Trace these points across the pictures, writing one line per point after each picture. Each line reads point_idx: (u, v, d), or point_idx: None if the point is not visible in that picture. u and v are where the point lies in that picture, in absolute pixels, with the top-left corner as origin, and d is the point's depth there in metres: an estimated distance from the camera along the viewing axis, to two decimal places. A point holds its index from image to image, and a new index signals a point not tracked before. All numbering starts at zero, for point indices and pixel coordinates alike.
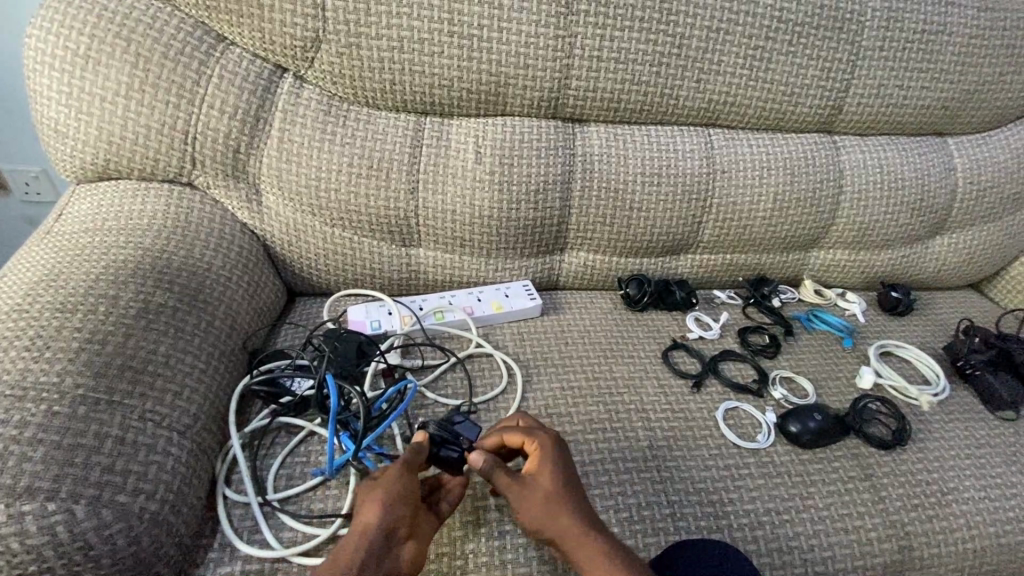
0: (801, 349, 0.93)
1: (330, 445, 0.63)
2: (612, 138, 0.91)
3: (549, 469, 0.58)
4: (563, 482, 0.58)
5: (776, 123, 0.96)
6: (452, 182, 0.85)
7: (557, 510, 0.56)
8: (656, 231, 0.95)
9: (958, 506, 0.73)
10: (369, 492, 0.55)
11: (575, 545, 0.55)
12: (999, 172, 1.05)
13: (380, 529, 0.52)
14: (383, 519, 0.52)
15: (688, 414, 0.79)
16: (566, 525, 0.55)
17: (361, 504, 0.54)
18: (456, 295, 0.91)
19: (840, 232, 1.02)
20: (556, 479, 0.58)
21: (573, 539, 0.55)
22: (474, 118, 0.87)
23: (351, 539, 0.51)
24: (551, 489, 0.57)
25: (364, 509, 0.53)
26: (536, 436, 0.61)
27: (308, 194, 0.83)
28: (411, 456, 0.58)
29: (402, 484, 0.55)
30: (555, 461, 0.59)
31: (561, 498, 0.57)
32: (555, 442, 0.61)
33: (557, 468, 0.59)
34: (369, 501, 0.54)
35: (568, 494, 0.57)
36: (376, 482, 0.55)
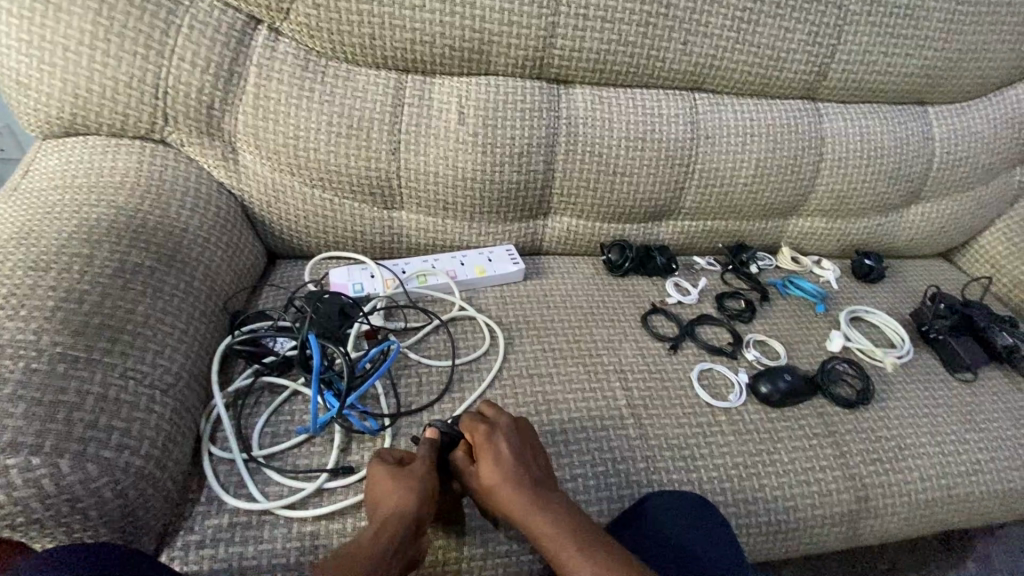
0: (776, 314, 0.96)
1: (313, 402, 0.64)
2: (597, 100, 0.90)
3: (489, 460, 0.60)
4: (505, 468, 0.60)
5: (761, 88, 0.96)
6: (435, 143, 0.84)
7: (499, 496, 0.59)
8: (639, 197, 0.95)
9: (913, 460, 0.77)
10: (389, 483, 0.58)
11: (524, 526, 0.57)
12: (975, 143, 1.07)
13: (409, 520, 0.55)
14: (409, 509, 0.56)
15: (664, 375, 0.82)
16: (514, 509, 0.58)
17: (381, 494, 0.58)
18: (439, 258, 0.91)
19: (819, 200, 1.04)
20: (495, 467, 0.60)
21: (520, 522, 0.58)
22: (457, 77, 0.85)
23: (374, 527, 0.54)
24: (489, 478, 0.60)
25: (385, 498, 0.57)
26: (475, 426, 0.64)
27: (287, 153, 0.82)
28: (421, 452, 0.62)
29: (425, 479, 0.59)
30: (490, 451, 0.61)
31: (500, 486, 0.59)
32: (489, 434, 0.62)
33: (493, 457, 0.61)
34: (394, 491, 0.57)
35: (514, 478, 0.59)
36: (391, 472, 0.59)
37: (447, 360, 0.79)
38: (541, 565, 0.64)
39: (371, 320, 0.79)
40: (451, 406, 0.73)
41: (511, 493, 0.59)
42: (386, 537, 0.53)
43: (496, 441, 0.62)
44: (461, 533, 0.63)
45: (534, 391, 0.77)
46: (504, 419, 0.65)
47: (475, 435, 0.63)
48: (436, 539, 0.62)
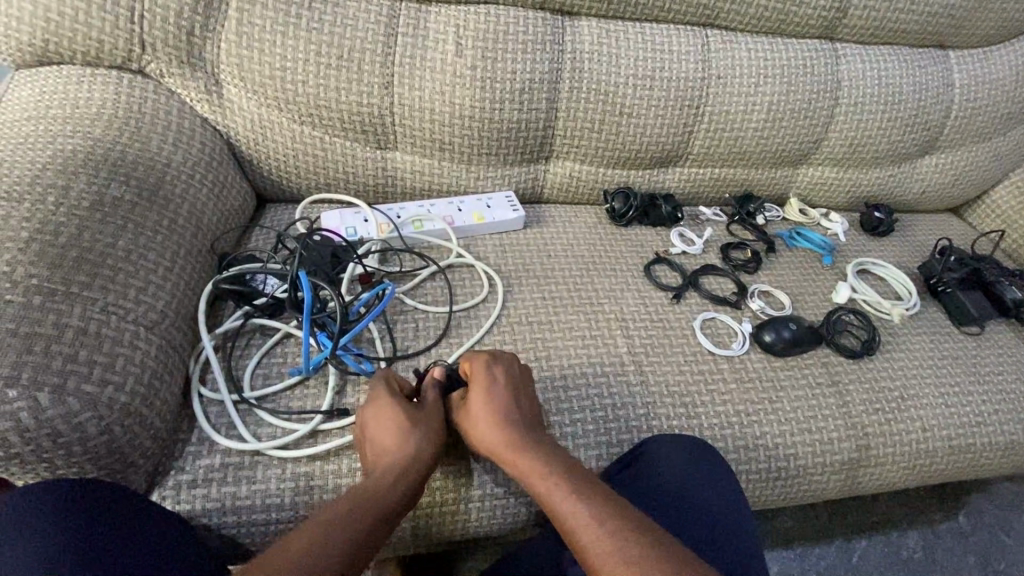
0: (782, 266, 0.93)
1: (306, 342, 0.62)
2: (603, 34, 0.84)
3: (480, 394, 0.60)
4: (501, 405, 0.59)
5: (777, 26, 0.90)
6: (431, 78, 0.79)
7: (491, 432, 0.57)
8: (645, 141, 0.91)
9: (916, 410, 0.76)
10: (401, 427, 0.56)
11: (515, 463, 0.56)
12: (996, 90, 1.02)
13: (422, 470, 0.55)
14: (421, 459, 0.55)
15: (667, 323, 0.80)
16: (497, 443, 0.57)
17: (389, 437, 0.55)
18: (435, 203, 0.88)
19: (831, 148, 1.00)
20: (489, 401, 0.59)
21: (511, 458, 0.56)
22: (455, 5, 0.80)
23: (387, 475, 0.53)
24: (483, 412, 0.59)
25: (398, 442, 0.55)
26: (472, 360, 0.62)
27: (274, 86, 0.77)
28: (427, 395, 0.62)
29: (435, 430, 0.58)
30: (487, 384, 0.60)
31: (494, 420, 0.58)
32: (485, 365, 0.61)
33: (489, 392, 0.60)
34: (408, 437, 0.55)
35: (508, 414, 0.58)
36: (403, 413, 0.57)
37: (444, 306, 0.76)
38: (539, 507, 0.64)
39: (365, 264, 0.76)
40: (448, 351, 0.71)
41: (505, 428, 0.57)
42: (400, 489, 0.52)
43: (493, 372, 0.61)
44: (458, 475, 0.62)
45: (533, 337, 0.75)
46: (505, 356, 0.64)
47: (473, 368, 0.62)
48: (433, 480, 0.61)
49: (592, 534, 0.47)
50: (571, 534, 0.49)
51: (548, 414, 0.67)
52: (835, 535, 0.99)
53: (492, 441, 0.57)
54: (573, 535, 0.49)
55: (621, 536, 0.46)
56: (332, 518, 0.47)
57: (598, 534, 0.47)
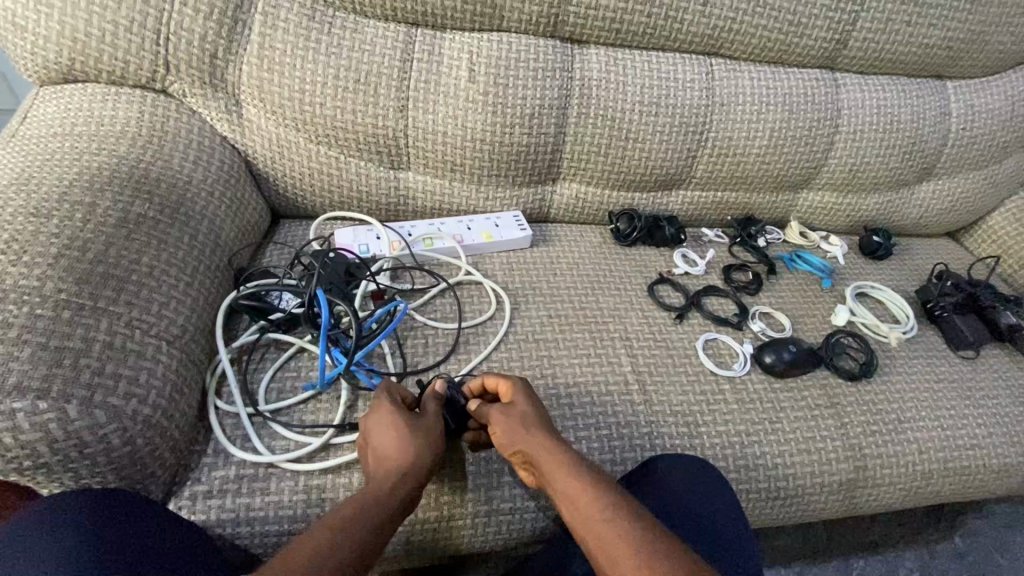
0: (782, 288, 0.95)
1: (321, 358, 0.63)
2: (611, 62, 0.87)
3: (521, 404, 0.61)
4: (536, 416, 0.60)
5: (779, 55, 0.93)
6: (444, 102, 0.82)
7: (524, 435, 0.58)
8: (650, 164, 0.93)
9: (912, 433, 0.78)
10: (403, 433, 0.57)
11: (547, 464, 0.56)
12: (991, 120, 1.05)
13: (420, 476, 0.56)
14: (418, 467, 0.56)
15: (670, 343, 0.82)
16: (535, 445, 0.57)
17: (393, 443, 0.57)
18: (445, 222, 0.90)
19: (831, 173, 1.02)
20: (527, 412, 0.61)
21: (543, 460, 0.56)
22: (469, 33, 0.83)
23: (386, 482, 0.54)
24: (520, 417, 0.60)
25: (397, 450, 0.56)
26: (506, 378, 0.64)
27: (292, 107, 0.79)
28: (429, 406, 0.62)
29: (437, 440, 0.59)
30: (525, 397, 0.62)
31: (530, 426, 0.59)
32: (523, 383, 0.64)
33: (527, 404, 0.61)
34: (408, 445, 0.56)
35: (543, 426, 0.60)
36: (407, 423, 0.58)
37: (453, 323, 0.78)
38: (544, 522, 0.65)
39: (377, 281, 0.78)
40: (457, 367, 0.73)
41: (541, 434, 0.58)
42: (398, 495, 0.54)
43: (529, 391, 0.63)
44: (466, 491, 0.63)
45: (539, 355, 0.77)
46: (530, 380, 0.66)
47: (503, 386, 0.64)
48: (442, 495, 0.63)
49: (621, 534, 0.47)
50: (598, 534, 0.49)
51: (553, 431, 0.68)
52: (832, 554, 1.00)
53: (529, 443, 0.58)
54: (599, 535, 0.48)
55: (646, 538, 0.47)
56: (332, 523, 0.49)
57: (626, 534, 0.47)
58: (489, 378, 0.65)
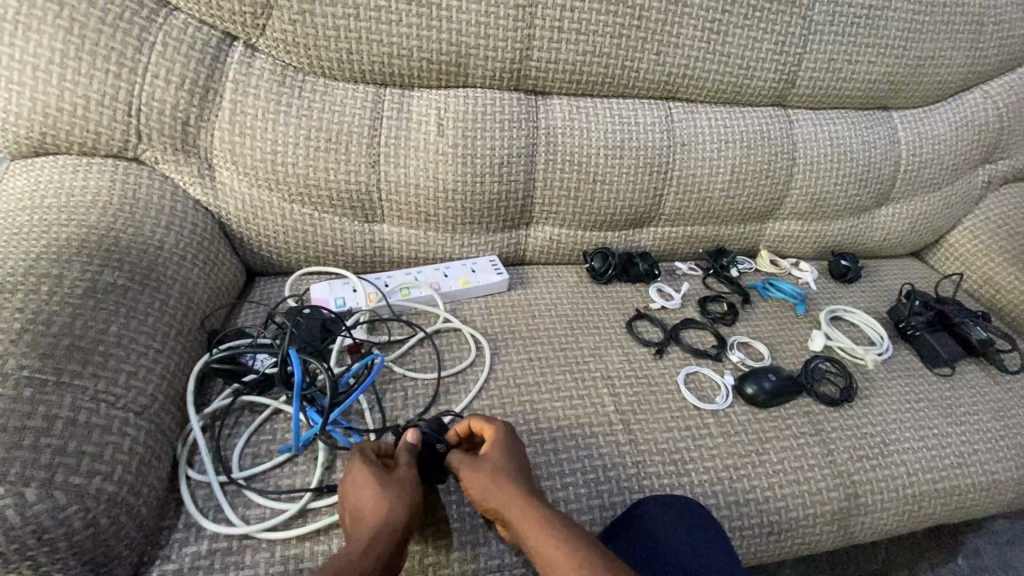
0: (757, 316, 0.97)
1: (296, 406, 0.62)
2: (574, 111, 0.91)
3: (496, 451, 0.61)
4: (506, 466, 0.60)
5: (733, 96, 0.98)
6: (414, 156, 0.84)
7: (498, 487, 0.57)
8: (619, 204, 0.96)
9: (899, 455, 0.78)
10: (377, 488, 0.56)
11: (515, 521, 0.55)
12: (939, 145, 1.10)
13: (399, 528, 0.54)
14: (395, 523, 0.54)
15: (651, 379, 0.82)
16: (503, 496, 0.57)
17: (365, 501, 0.56)
18: (421, 270, 0.90)
19: (794, 203, 1.06)
20: (501, 459, 0.60)
21: (515, 515, 0.55)
22: (436, 90, 0.86)
23: (359, 541, 0.52)
24: (492, 474, 0.59)
25: (372, 507, 0.55)
26: (487, 424, 0.64)
27: (265, 168, 0.81)
28: (402, 457, 0.60)
29: (414, 491, 0.58)
30: (503, 448, 0.61)
31: (503, 481, 0.58)
32: (504, 428, 0.64)
33: (501, 451, 0.61)
34: (380, 501, 0.55)
35: (515, 475, 0.59)
36: (382, 477, 0.57)
37: (431, 372, 0.77)
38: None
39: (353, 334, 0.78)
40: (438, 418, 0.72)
41: (508, 488, 0.57)
42: (375, 551, 0.51)
43: (506, 437, 0.63)
44: (452, 549, 0.61)
45: (521, 400, 0.76)
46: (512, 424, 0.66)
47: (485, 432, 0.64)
48: (426, 556, 0.60)
49: None
50: None
51: (539, 479, 0.67)
52: None
53: (499, 494, 0.57)
54: None
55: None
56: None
57: None
58: (474, 422, 0.65)
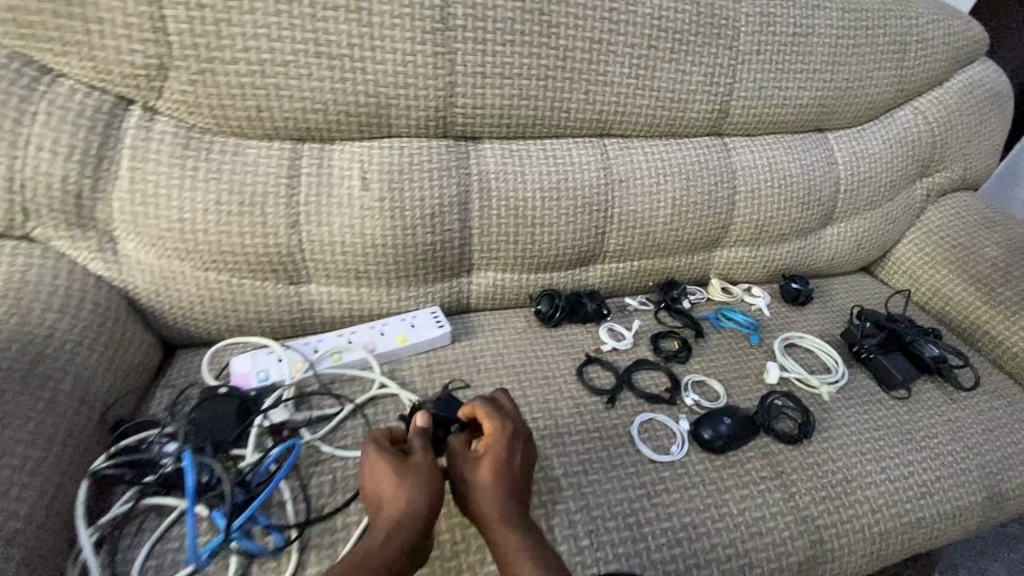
0: (711, 350, 0.94)
1: (188, 523, 0.56)
2: (506, 154, 0.88)
3: (512, 450, 0.62)
4: (514, 463, 0.62)
5: (668, 129, 0.97)
6: (338, 213, 0.79)
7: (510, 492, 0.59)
8: (561, 246, 0.93)
9: (862, 491, 0.75)
10: (398, 481, 0.57)
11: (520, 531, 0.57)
12: (876, 162, 1.11)
13: (420, 522, 0.55)
14: (413, 517, 0.55)
15: (604, 431, 0.78)
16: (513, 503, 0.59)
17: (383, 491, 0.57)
18: (355, 330, 0.85)
19: (739, 231, 1.05)
20: (515, 461, 0.62)
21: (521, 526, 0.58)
22: (359, 141, 0.82)
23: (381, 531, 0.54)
24: (506, 476, 0.60)
25: (393, 500, 0.56)
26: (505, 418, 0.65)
27: (173, 237, 0.75)
28: (415, 442, 0.63)
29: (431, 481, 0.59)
30: (518, 449, 0.63)
31: (515, 487, 0.60)
32: (519, 425, 0.65)
33: (516, 452, 0.62)
34: (400, 492, 0.56)
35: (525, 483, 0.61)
36: (401, 469, 0.58)
37: None
38: None
39: (273, 416, 0.70)
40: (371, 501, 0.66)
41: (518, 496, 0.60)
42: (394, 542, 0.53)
43: (521, 436, 0.64)
44: None
45: None
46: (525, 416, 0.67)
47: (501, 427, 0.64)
48: None
49: None
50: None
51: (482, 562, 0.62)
52: None
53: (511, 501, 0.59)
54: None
55: None
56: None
57: None
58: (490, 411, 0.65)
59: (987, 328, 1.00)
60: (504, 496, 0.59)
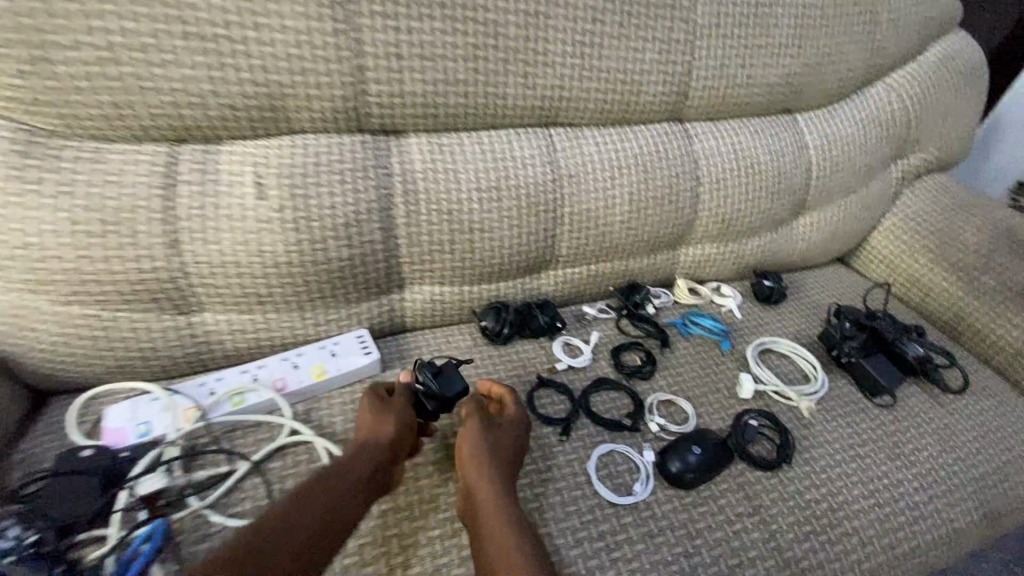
0: (678, 362, 0.84)
1: None
2: (434, 150, 0.76)
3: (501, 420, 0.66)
4: (501, 428, 0.65)
5: (621, 115, 0.85)
6: (228, 227, 0.66)
7: (486, 446, 0.62)
8: (506, 252, 0.82)
9: (850, 522, 0.66)
10: (381, 420, 0.63)
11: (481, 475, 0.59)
12: (849, 145, 1.02)
13: (382, 451, 0.60)
14: (381, 445, 0.60)
15: (557, 470, 0.67)
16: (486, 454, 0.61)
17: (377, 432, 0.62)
18: (263, 364, 0.72)
19: (704, 226, 0.95)
20: (500, 428, 0.65)
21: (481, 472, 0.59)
22: (253, 140, 0.69)
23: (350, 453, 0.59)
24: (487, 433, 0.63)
25: (373, 432, 0.62)
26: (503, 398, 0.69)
27: (18, 267, 0.61)
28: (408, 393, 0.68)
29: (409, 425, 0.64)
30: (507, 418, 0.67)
31: (493, 442, 0.63)
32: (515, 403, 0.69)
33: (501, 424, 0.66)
34: (381, 425, 0.62)
35: (505, 444, 0.63)
36: (387, 413, 0.64)
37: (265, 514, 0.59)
38: None
39: (146, 483, 0.58)
40: None
41: (496, 450, 0.62)
42: (354, 463, 0.58)
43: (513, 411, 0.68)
44: None
45: (388, 533, 0.59)
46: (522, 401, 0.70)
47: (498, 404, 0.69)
48: None
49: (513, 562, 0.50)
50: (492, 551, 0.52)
51: None
52: None
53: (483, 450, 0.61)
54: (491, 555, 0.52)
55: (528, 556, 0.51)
56: (277, 515, 0.50)
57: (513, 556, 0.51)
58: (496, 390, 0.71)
59: (973, 322, 0.93)
60: (488, 457, 0.61)
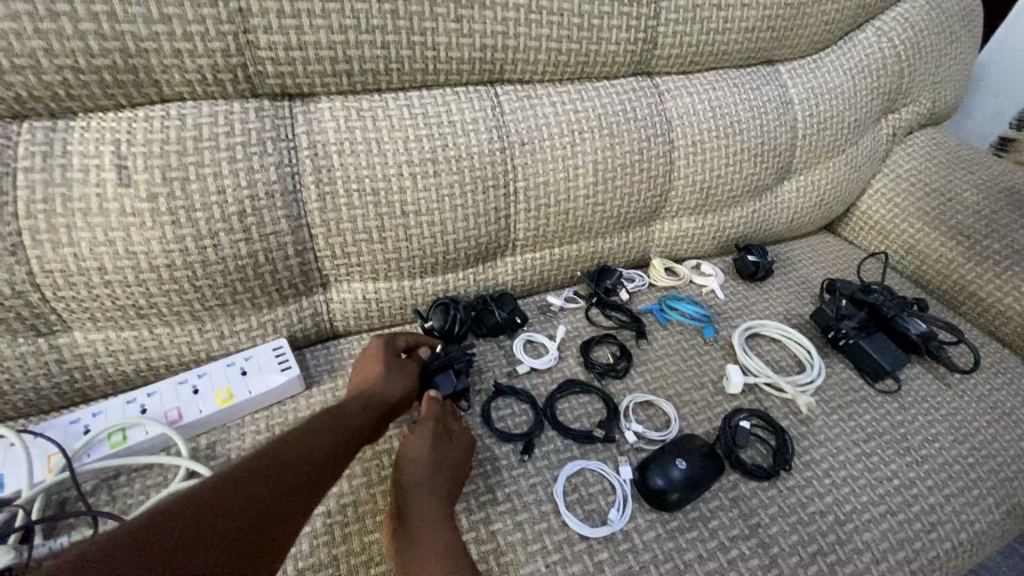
0: (656, 355, 0.74)
1: None
2: (353, 117, 0.62)
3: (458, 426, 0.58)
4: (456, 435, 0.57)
5: (580, 69, 0.73)
6: (85, 224, 0.52)
7: (438, 450, 0.54)
8: (450, 238, 0.69)
9: (861, 536, 0.57)
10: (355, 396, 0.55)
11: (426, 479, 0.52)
12: (837, 99, 0.91)
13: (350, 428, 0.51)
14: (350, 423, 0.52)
15: (517, 498, 0.56)
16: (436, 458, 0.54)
17: (372, 397, 0.56)
18: (154, 391, 0.59)
19: (680, 197, 0.83)
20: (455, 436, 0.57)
21: (427, 477, 0.52)
22: (113, 113, 0.54)
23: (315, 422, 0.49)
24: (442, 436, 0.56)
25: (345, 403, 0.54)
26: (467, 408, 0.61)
27: None
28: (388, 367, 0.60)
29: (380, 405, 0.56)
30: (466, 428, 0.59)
31: (446, 447, 0.55)
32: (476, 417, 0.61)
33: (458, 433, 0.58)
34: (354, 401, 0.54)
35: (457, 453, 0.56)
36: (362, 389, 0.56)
37: None
38: None
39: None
40: None
41: (446, 455, 0.54)
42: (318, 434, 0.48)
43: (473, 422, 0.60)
44: None
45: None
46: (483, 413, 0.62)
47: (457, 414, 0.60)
48: None
49: None
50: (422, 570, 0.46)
51: None
52: None
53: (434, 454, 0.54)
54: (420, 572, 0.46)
55: None
56: (238, 477, 0.39)
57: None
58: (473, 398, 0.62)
59: (975, 291, 0.84)
60: (446, 461, 0.54)
